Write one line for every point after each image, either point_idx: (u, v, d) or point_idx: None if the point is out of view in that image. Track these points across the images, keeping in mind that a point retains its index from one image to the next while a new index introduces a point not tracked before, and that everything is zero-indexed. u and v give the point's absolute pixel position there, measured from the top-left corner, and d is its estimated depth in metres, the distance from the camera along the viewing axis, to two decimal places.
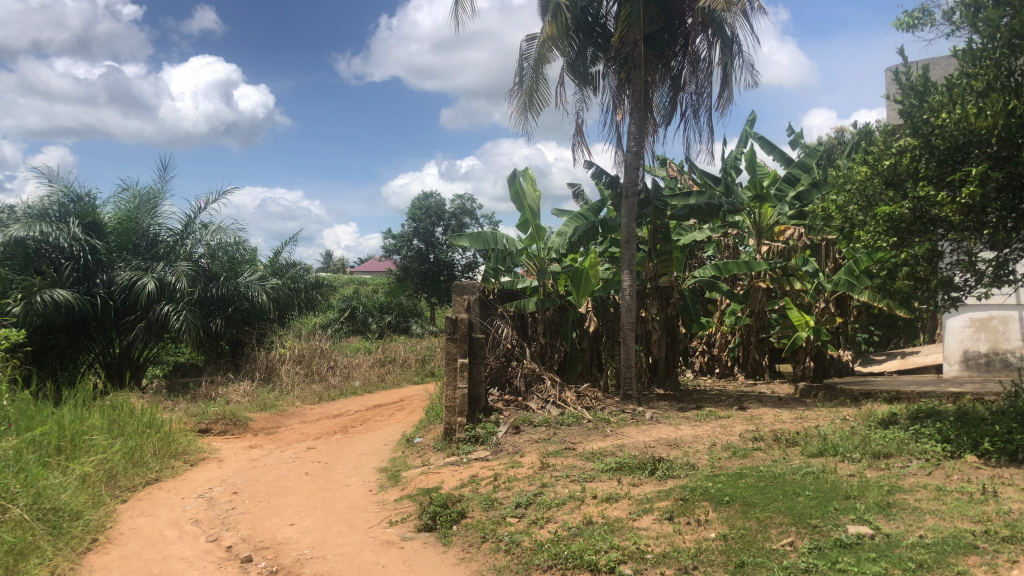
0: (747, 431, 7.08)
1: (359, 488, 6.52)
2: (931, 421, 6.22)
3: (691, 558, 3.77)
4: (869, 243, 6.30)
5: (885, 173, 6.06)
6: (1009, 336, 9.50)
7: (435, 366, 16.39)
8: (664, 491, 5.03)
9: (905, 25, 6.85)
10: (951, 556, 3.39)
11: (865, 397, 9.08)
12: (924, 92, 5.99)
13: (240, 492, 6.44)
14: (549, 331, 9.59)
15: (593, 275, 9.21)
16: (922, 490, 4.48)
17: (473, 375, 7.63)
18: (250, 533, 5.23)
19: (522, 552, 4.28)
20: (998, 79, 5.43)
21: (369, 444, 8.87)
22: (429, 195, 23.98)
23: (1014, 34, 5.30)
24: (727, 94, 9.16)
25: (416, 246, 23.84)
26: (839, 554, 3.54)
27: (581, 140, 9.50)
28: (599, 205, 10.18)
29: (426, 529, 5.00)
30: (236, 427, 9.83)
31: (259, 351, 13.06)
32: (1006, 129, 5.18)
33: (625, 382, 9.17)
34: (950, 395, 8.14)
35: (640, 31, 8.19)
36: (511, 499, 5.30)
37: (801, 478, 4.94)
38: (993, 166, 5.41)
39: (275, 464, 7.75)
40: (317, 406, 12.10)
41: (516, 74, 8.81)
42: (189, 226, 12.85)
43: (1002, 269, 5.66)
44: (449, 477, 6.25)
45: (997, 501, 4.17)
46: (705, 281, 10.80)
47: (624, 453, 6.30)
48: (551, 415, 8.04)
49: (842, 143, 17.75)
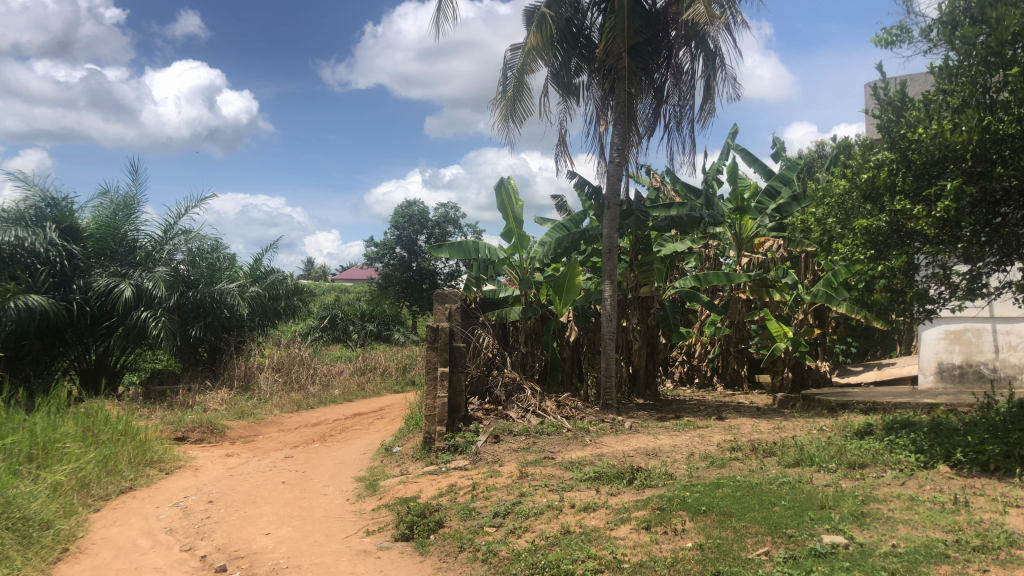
0: (724, 441, 7.13)
1: (337, 497, 6.49)
2: (905, 432, 6.28)
3: (667, 568, 3.78)
4: (847, 255, 6.37)
5: (863, 187, 6.16)
6: (983, 348, 9.63)
7: (417, 375, 16.36)
8: (641, 500, 5.04)
9: (883, 42, 6.95)
10: (923, 565, 3.43)
11: (842, 408, 9.17)
12: (902, 107, 6.08)
13: (216, 501, 6.38)
14: (530, 341, 9.62)
15: (575, 284, 9.19)
16: (896, 500, 4.52)
17: (454, 384, 7.61)
18: (225, 542, 5.20)
19: (500, 561, 4.27)
20: (974, 96, 5.51)
21: (348, 452, 8.83)
22: (412, 203, 23.99)
23: (990, 51, 5.40)
24: (709, 107, 9.24)
25: (398, 254, 23.79)
26: (813, 563, 3.57)
27: (564, 150, 9.53)
28: (581, 215, 10.20)
29: (403, 538, 4.99)
30: (214, 435, 9.76)
31: (238, 359, 12.96)
32: (980, 145, 5.28)
33: (605, 391, 9.18)
34: (925, 406, 8.23)
35: (624, 43, 8.25)
36: (489, 508, 5.29)
37: (777, 487, 4.97)
38: (968, 181, 5.47)
39: (252, 472, 7.69)
40: (295, 414, 12.03)
41: (499, 83, 8.83)
42: (170, 231, 12.74)
43: (975, 283, 5.74)
44: (428, 487, 6.24)
45: (968, 511, 4.22)
46: (686, 292, 10.85)
47: (603, 463, 6.32)
48: (530, 424, 8.05)
49: (823, 156, 17.93)
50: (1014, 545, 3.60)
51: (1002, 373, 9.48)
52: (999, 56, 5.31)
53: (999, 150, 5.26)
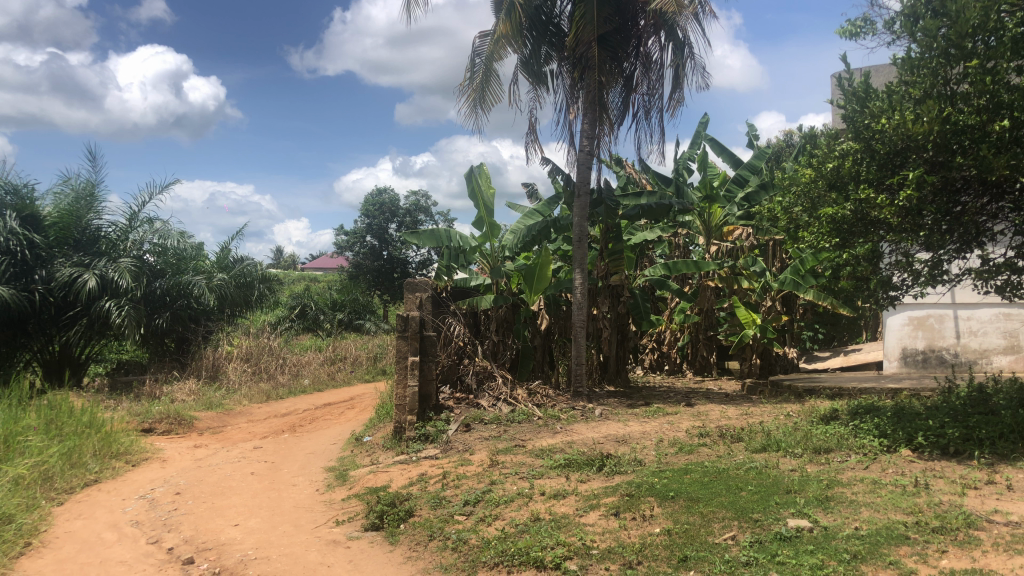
0: (693, 427, 7.19)
1: (306, 487, 6.46)
2: (869, 417, 6.39)
3: (635, 554, 3.81)
4: (814, 243, 6.45)
5: (828, 176, 6.24)
6: (945, 333, 9.81)
7: (387, 364, 16.33)
8: (610, 487, 5.08)
9: (848, 33, 7.02)
10: (884, 547, 3.50)
11: (808, 394, 9.30)
12: (866, 98, 6.17)
13: (183, 493, 6.32)
14: (501, 329, 9.66)
15: (545, 273, 9.22)
16: (859, 484, 4.60)
17: (424, 373, 7.59)
18: (193, 534, 5.15)
19: (470, 549, 4.28)
20: (935, 88, 5.56)
21: (318, 442, 8.79)
22: (383, 191, 23.87)
23: (951, 43, 5.46)
24: (677, 96, 9.27)
25: (369, 243, 23.68)
26: (779, 547, 3.62)
27: (534, 139, 9.53)
28: (553, 203, 10.24)
29: (373, 528, 4.98)
30: (182, 426, 9.65)
31: (206, 349, 12.80)
32: (941, 135, 5.33)
33: (575, 378, 9.24)
34: (889, 391, 8.38)
35: (593, 32, 8.25)
36: (459, 497, 5.30)
37: (744, 473, 5.03)
38: (929, 170, 5.56)
39: (220, 464, 7.63)
40: (265, 404, 11.95)
41: (468, 70, 8.78)
42: (134, 220, 12.54)
43: (936, 269, 5.80)
44: (398, 476, 6.24)
45: (928, 493, 4.31)
46: (656, 280, 10.93)
47: (573, 450, 6.35)
48: (501, 413, 8.08)
49: (791, 145, 18.11)
50: (972, 526, 3.69)
51: (963, 358, 9.69)
52: (959, 48, 5.40)
53: (960, 140, 5.34)
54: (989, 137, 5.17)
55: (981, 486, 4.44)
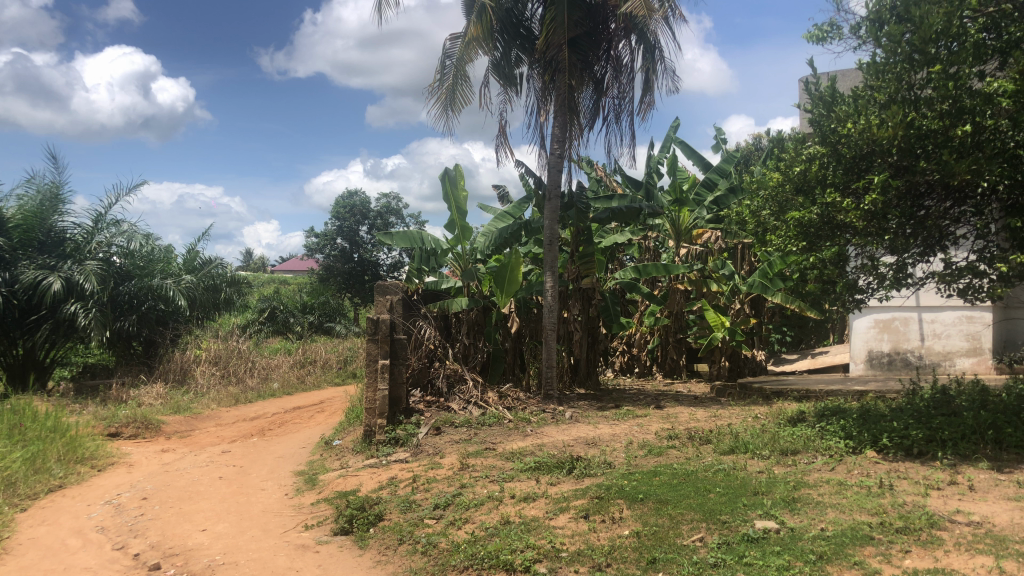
0: (663, 429, 7.23)
1: (275, 492, 6.39)
2: (835, 419, 6.46)
3: (604, 556, 3.82)
4: (781, 246, 6.52)
5: (795, 180, 6.31)
6: (910, 336, 9.96)
7: (358, 368, 16.25)
8: (580, 489, 5.09)
9: (815, 38, 7.12)
10: (849, 548, 3.54)
11: (776, 396, 9.39)
12: (832, 102, 6.26)
13: (150, 498, 6.23)
14: (472, 332, 9.59)
15: (516, 275, 9.22)
16: (825, 485, 4.65)
17: (394, 376, 7.55)
18: (159, 539, 5.08)
19: (439, 553, 4.27)
20: (899, 92, 5.62)
21: (287, 446, 8.71)
22: (354, 193, 23.74)
23: (915, 49, 5.55)
24: (648, 99, 9.33)
25: (340, 245, 23.54)
26: (746, 548, 3.65)
27: (504, 141, 9.53)
28: (524, 205, 10.24)
29: (342, 533, 4.94)
30: (149, 430, 9.52)
31: (173, 352, 12.63)
32: (905, 140, 5.43)
33: (546, 381, 9.24)
34: (855, 393, 8.49)
35: (564, 35, 8.27)
36: (429, 500, 5.28)
37: (713, 475, 5.07)
38: (894, 175, 5.67)
39: (187, 468, 7.53)
40: (233, 408, 11.83)
41: (438, 72, 8.75)
42: (100, 221, 12.34)
43: (900, 273, 5.84)
44: (368, 480, 6.20)
45: (892, 494, 4.37)
46: (626, 283, 10.89)
47: (544, 453, 6.36)
48: (472, 416, 8.06)
49: (760, 150, 18.30)
50: (934, 526, 3.75)
51: (927, 360, 9.83)
52: (922, 54, 5.49)
53: (923, 145, 5.43)
54: (950, 142, 5.25)
55: (943, 486, 4.51)
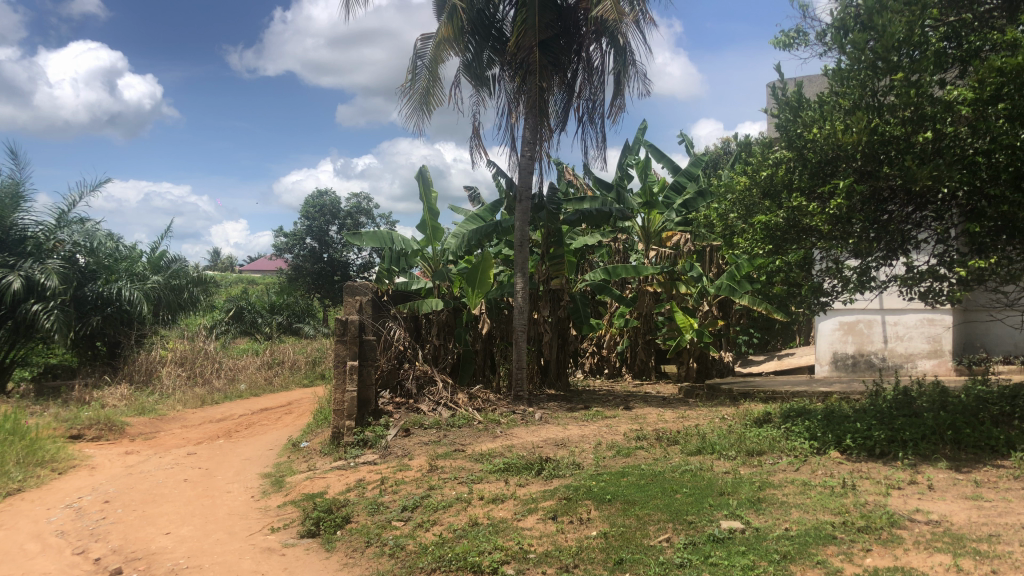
0: (631, 430, 7.29)
1: (241, 494, 6.33)
2: (800, 420, 6.54)
3: (572, 557, 3.83)
4: (748, 250, 6.62)
5: (762, 184, 6.40)
6: (874, 338, 10.12)
7: (327, 368, 16.15)
8: (549, 490, 5.11)
9: (781, 44, 7.22)
10: (812, 547, 3.59)
11: (743, 397, 9.49)
12: (799, 107, 6.35)
13: (113, 501, 6.14)
14: (442, 333, 9.55)
15: (487, 277, 9.24)
16: (790, 485, 4.71)
17: (363, 378, 7.52)
18: (121, 543, 5.00)
19: (407, 555, 4.25)
20: (863, 99, 5.71)
21: (253, 448, 8.63)
22: (324, 193, 23.56)
23: (878, 57, 5.64)
24: (619, 102, 9.38)
25: (309, 245, 23.37)
26: (711, 549, 3.68)
27: (476, 143, 9.52)
28: (495, 206, 10.26)
29: (309, 535, 4.91)
30: (112, 432, 9.38)
31: (138, 352, 12.45)
32: (869, 146, 5.51)
33: (516, 382, 9.26)
34: (820, 394, 8.61)
35: (535, 37, 8.30)
36: (397, 503, 5.26)
37: (680, 475, 5.11)
38: (858, 180, 5.75)
39: (152, 470, 7.44)
40: (199, 410, 11.69)
41: (410, 72, 8.72)
42: (63, 219, 12.09)
43: (865, 277, 5.89)
44: (335, 482, 6.17)
45: (855, 494, 4.44)
46: (596, 285, 10.95)
47: (513, 454, 6.37)
48: (441, 417, 8.04)
49: (728, 153, 18.48)
50: (895, 525, 3.82)
51: (890, 362, 9.99)
52: (885, 61, 5.56)
53: (886, 151, 5.53)
54: (913, 149, 5.36)
55: (904, 486, 4.59)
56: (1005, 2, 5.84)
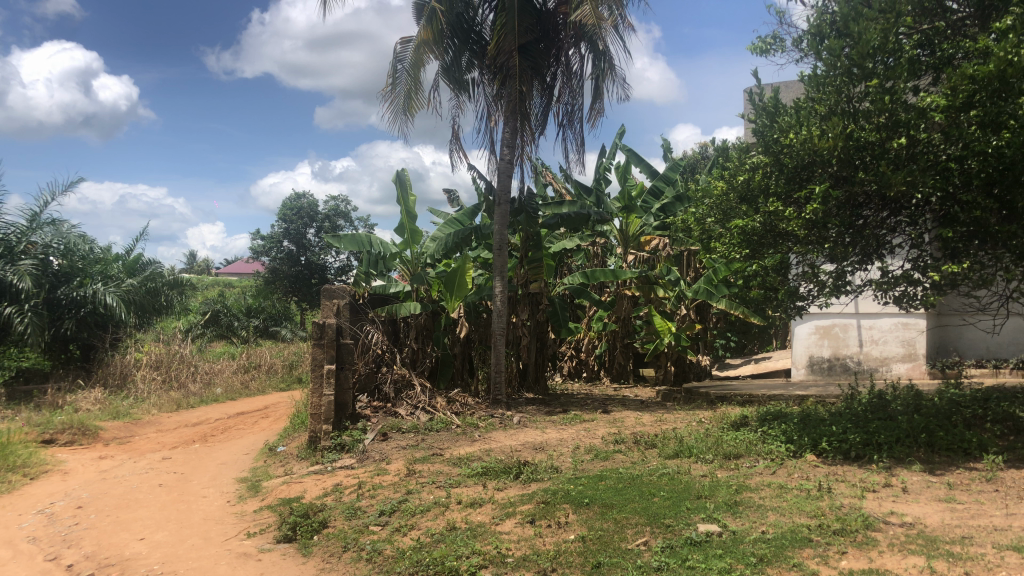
0: (608, 433, 7.30)
1: (216, 499, 6.27)
2: (777, 423, 6.59)
3: (549, 561, 3.83)
4: (725, 254, 6.66)
5: (739, 189, 6.46)
6: (849, 342, 10.22)
7: (304, 372, 16.05)
8: (527, 494, 5.11)
9: (758, 50, 7.28)
10: (789, 550, 3.61)
11: (720, 400, 9.54)
12: (775, 113, 6.42)
13: (86, 507, 6.06)
14: (421, 337, 9.42)
15: (466, 280, 9.22)
16: (766, 488, 4.74)
17: (340, 382, 7.48)
18: (94, 550, 4.93)
19: (385, 560, 4.23)
20: (839, 104, 5.76)
21: (229, 453, 8.55)
22: (301, 196, 23.43)
23: (854, 63, 5.68)
24: (598, 106, 9.41)
25: (286, 247, 23.21)
26: (689, 552, 3.69)
27: (456, 146, 9.51)
28: (474, 210, 10.23)
29: (285, 540, 4.86)
30: (85, 437, 9.26)
31: (113, 356, 12.31)
32: (845, 151, 5.56)
33: (494, 386, 9.26)
34: (796, 397, 8.68)
35: (514, 41, 8.31)
36: (375, 507, 5.24)
37: (657, 478, 5.13)
38: (834, 184, 5.80)
39: (126, 475, 7.35)
40: (174, 414, 11.57)
41: (390, 75, 8.69)
42: (35, 220, 11.89)
43: (840, 281, 5.94)
44: (312, 486, 6.12)
45: (831, 497, 4.47)
46: (574, 289, 11.00)
47: (491, 458, 6.36)
48: (420, 421, 8.02)
49: (705, 157, 18.60)
50: (869, 528, 3.85)
51: (865, 366, 10.11)
52: (861, 68, 5.61)
53: (861, 156, 5.58)
54: (887, 154, 5.43)
55: (878, 488, 4.64)
56: (976, 10, 5.89)
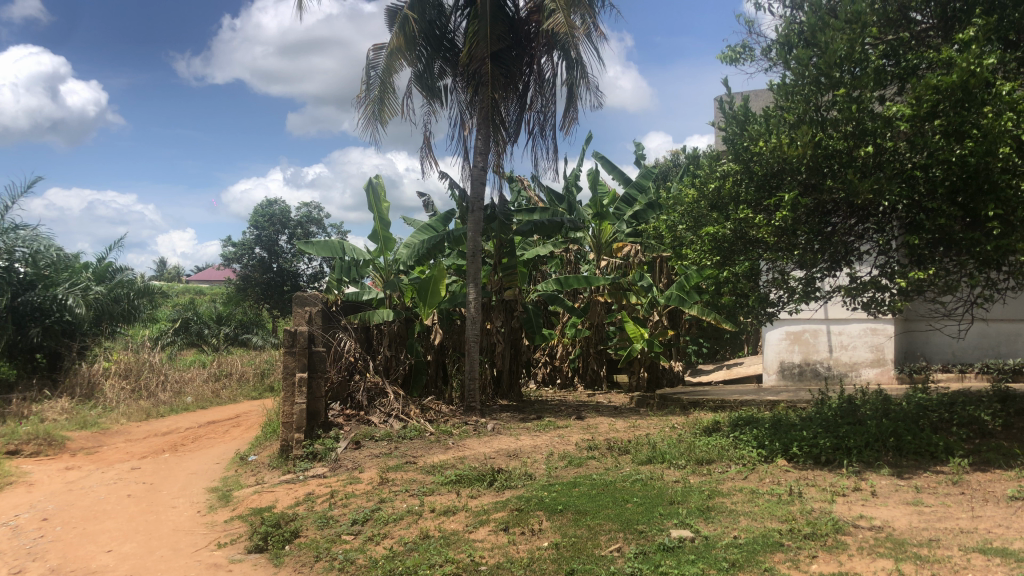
0: (582, 440, 7.33)
1: (187, 509, 6.19)
2: (748, 428, 6.64)
3: (523, 568, 3.82)
4: (697, 260, 6.73)
5: (710, 197, 6.54)
6: (819, 348, 10.33)
7: (275, 380, 15.90)
8: (501, 501, 5.10)
9: (728, 59, 7.36)
10: (760, 554, 3.64)
11: (693, 406, 9.58)
12: (745, 121, 6.51)
13: (52, 519, 5.95)
14: (394, 344, 9.44)
15: (439, 288, 9.22)
16: (738, 493, 4.77)
17: (312, 390, 7.42)
18: (60, 563, 4.85)
19: (357, 569, 4.20)
20: (808, 113, 5.84)
21: (200, 462, 8.45)
22: (273, 202, 23.25)
23: (821, 72, 5.75)
24: (571, 113, 9.45)
25: (257, 254, 23.00)
26: (662, 558, 3.71)
27: (429, 153, 9.50)
28: (447, 217, 10.22)
29: (256, 550, 4.81)
30: (52, 447, 9.11)
31: (81, 365, 12.13)
32: (813, 159, 5.63)
33: (468, 393, 9.24)
34: (768, 403, 8.75)
35: (487, 49, 8.32)
36: (347, 516, 5.20)
37: (630, 485, 5.14)
38: (803, 192, 5.88)
39: (93, 486, 7.23)
40: (144, 423, 11.41)
41: (361, 82, 8.67)
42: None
43: (810, 287, 6.02)
44: (284, 496, 6.07)
45: (801, 501, 4.51)
46: (547, 295, 10.93)
47: (465, 465, 6.35)
48: (393, 429, 7.96)
49: (678, 165, 18.78)
50: (839, 531, 3.89)
51: (835, 371, 10.22)
52: (828, 77, 5.69)
53: (830, 164, 5.66)
54: (854, 162, 5.51)
55: (848, 492, 4.69)
56: (940, 22, 6.00)
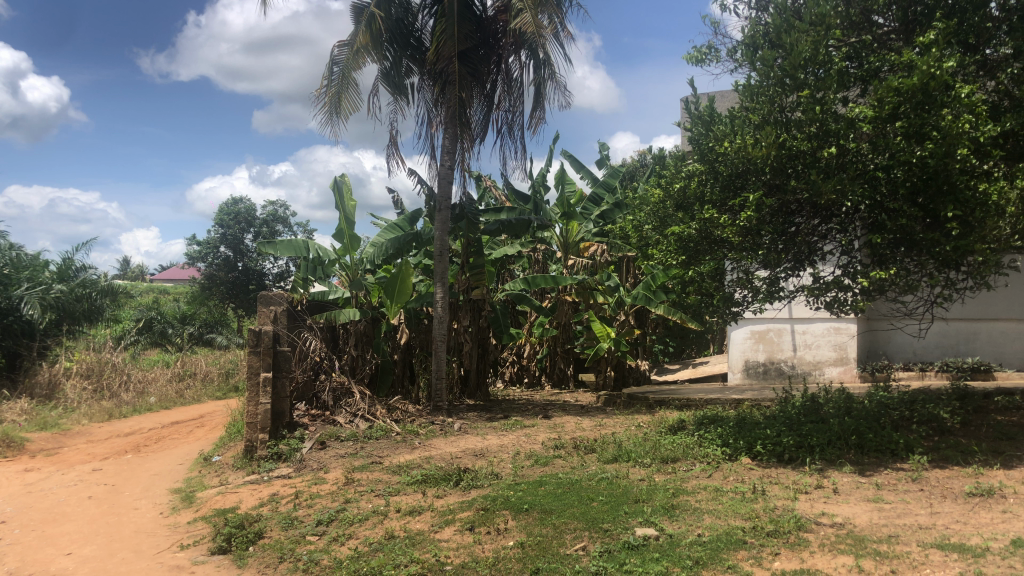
0: (548, 439, 7.34)
1: (149, 511, 6.08)
2: (713, 427, 6.70)
3: (489, 568, 3.81)
4: (663, 261, 6.76)
5: (676, 197, 6.59)
6: (783, 346, 10.44)
7: (240, 380, 15.73)
8: (466, 501, 5.08)
9: (694, 59, 7.40)
10: (723, 552, 3.66)
11: (659, 405, 9.64)
12: (711, 121, 6.55)
13: (9, 522, 5.81)
14: (360, 343, 9.41)
15: (406, 286, 9.15)
16: (702, 491, 4.80)
17: (277, 390, 7.31)
18: (18, 566, 4.74)
19: (322, 570, 4.16)
20: (772, 114, 5.90)
21: (163, 463, 8.32)
22: (238, 200, 22.98)
23: (786, 74, 5.80)
24: (539, 113, 9.45)
25: (222, 253, 22.71)
26: (626, 556, 3.72)
27: (395, 151, 9.45)
28: (415, 216, 10.16)
29: (219, 552, 4.73)
30: (10, 449, 8.91)
31: (41, 365, 11.89)
32: (778, 160, 5.69)
33: (435, 392, 9.20)
34: (732, 401, 8.84)
35: (454, 47, 8.29)
36: (312, 517, 5.15)
37: (596, 483, 5.16)
38: (767, 193, 5.94)
39: (53, 488, 7.08)
40: (105, 424, 11.21)
41: (325, 78, 8.58)
42: None
43: (774, 286, 6.06)
44: (248, 497, 5.99)
45: (765, 499, 4.55)
46: (515, 295, 10.93)
47: (431, 465, 6.32)
48: (359, 429, 7.90)
49: (644, 165, 18.90)
50: (801, 529, 3.93)
51: (799, 370, 10.34)
52: (793, 79, 5.73)
53: (794, 165, 5.72)
54: (818, 163, 5.57)
55: (810, 490, 4.74)
56: (902, 25, 6.10)
